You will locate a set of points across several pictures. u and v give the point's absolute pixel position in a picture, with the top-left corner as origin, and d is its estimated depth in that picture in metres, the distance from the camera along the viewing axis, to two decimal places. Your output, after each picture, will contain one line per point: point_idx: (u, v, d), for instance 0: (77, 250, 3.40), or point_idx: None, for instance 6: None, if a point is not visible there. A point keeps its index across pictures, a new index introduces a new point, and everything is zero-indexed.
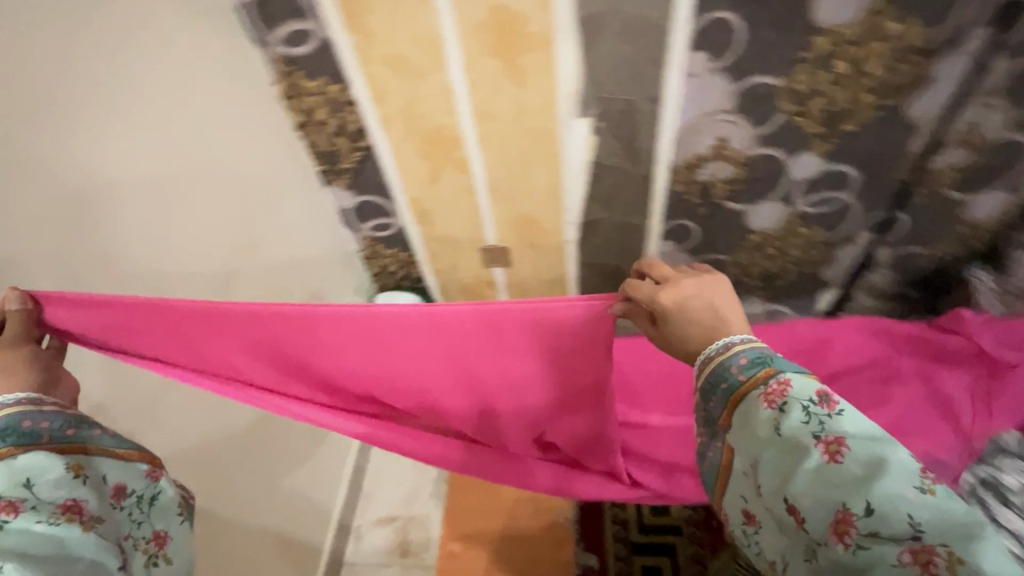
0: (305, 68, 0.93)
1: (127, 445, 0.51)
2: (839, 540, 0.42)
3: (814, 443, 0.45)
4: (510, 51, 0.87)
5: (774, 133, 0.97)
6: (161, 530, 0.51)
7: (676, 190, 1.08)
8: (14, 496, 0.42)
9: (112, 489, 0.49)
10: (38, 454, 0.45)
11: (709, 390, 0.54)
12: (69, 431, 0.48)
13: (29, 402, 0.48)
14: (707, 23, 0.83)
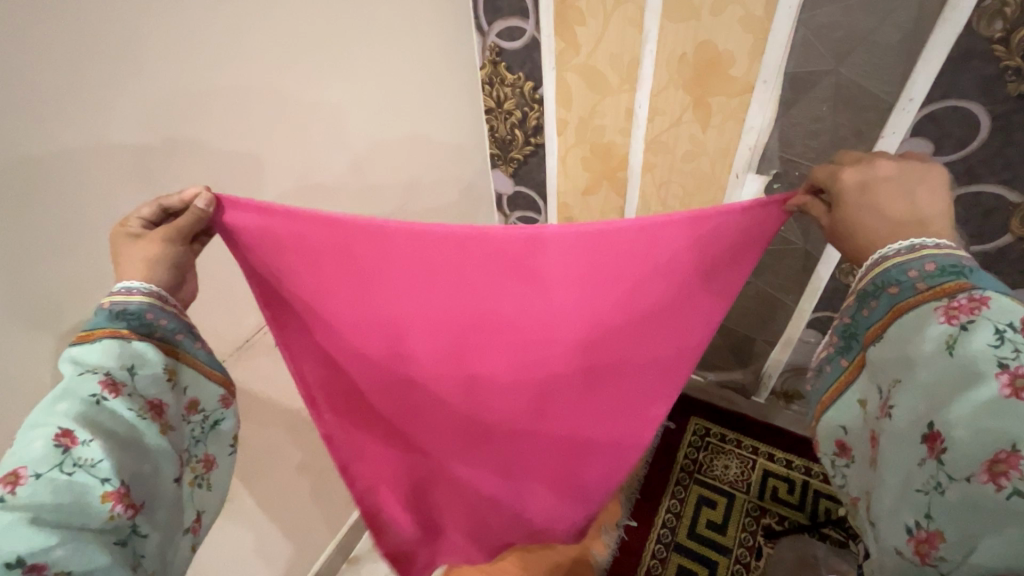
0: (507, 60, 1.02)
1: (217, 366, 0.56)
2: (993, 481, 0.35)
3: (995, 370, 0.37)
4: (703, 88, 0.85)
5: (991, 255, 0.81)
6: (211, 454, 0.54)
7: (842, 274, 0.95)
8: (119, 377, 0.47)
9: (188, 402, 0.53)
10: (145, 345, 0.50)
11: (872, 292, 0.47)
12: (177, 336, 0.53)
13: (156, 294, 0.53)
14: (941, 110, 0.72)
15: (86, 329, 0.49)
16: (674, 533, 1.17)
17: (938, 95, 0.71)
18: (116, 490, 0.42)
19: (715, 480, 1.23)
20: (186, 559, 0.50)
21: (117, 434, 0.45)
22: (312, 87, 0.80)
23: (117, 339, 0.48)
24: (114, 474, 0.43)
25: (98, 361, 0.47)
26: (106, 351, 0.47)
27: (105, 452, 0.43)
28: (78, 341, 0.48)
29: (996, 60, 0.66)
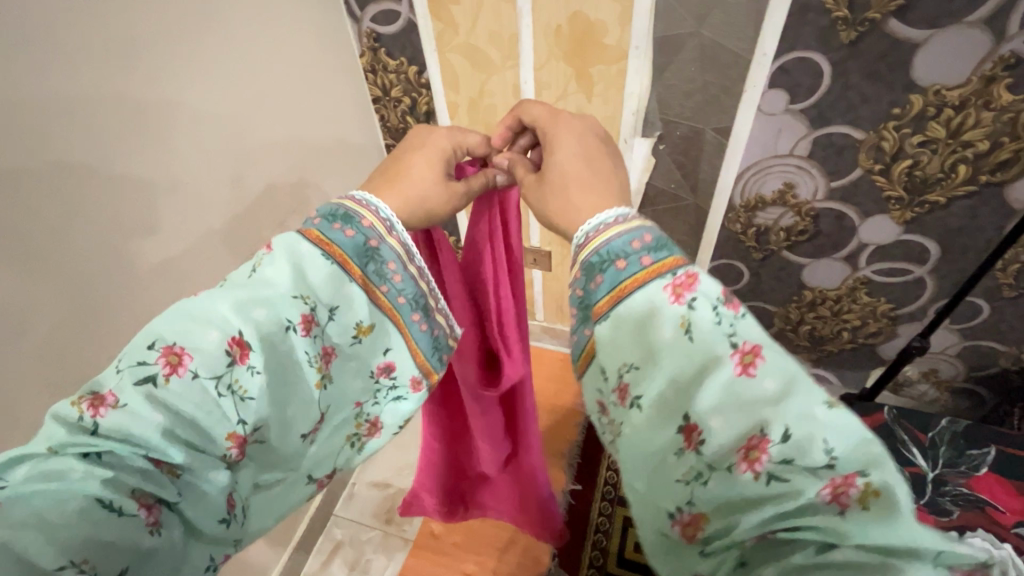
0: (387, 46, 0.99)
1: (424, 344, 0.57)
2: (749, 468, 0.36)
3: (728, 353, 0.39)
4: (583, 59, 0.87)
5: (848, 188, 0.91)
6: (378, 421, 0.55)
7: (727, 223, 1.03)
8: (313, 309, 0.48)
9: (381, 364, 0.54)
10: (354, 286, 0.51)
11: (598, 266, 0.47)
12: (400, 299, 0.55)
13: (404, 245, 0.56)
14: (791, 62, 0.79)
15: (328, 237, 0.50)
16: (617, 487, 1.23)
17: (786, 48, 0.78)
18: (239, 434, 0.43)
19: None
20: (296, 502, 0.50)
21: (281, 365, 0.46)
22: (162, 88, 0.70)
23: (343, 269, 0.50)
24: (249, 418, 0.43)
25: (316, 284, 0.49)
26: (326, 278, 0.49)
27: (258, 393, 0.44)
28: (319, 245, 0.50)
29: (828, 12, 0.73)
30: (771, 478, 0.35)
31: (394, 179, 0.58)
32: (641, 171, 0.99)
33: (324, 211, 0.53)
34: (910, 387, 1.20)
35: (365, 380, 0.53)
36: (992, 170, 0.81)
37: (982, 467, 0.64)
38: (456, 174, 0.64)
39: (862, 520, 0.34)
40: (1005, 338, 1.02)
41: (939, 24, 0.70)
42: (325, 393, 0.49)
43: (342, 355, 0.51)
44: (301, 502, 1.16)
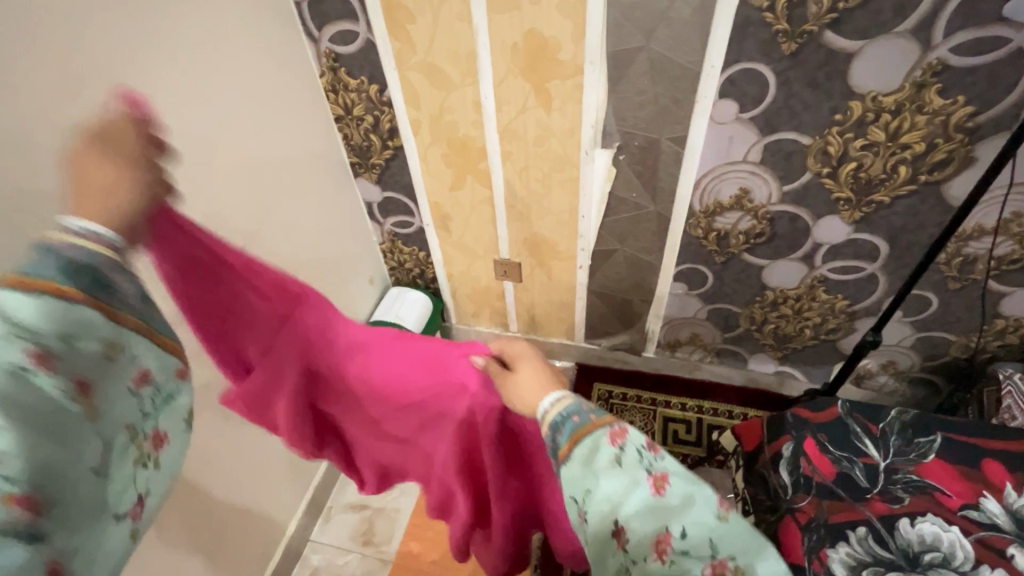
0: (347, 66, 0.99)
1: (164, 347, 0.41)
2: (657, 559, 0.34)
3: (645, 476, 0.37)
4: (540, 74, 0.89)
5: (800, 192, 0.94)
6: (161, 430, 0.41)
7: (689, 227, 1.06)
8: (34, 361, 0.33)
9: (136, 372, 0.39)
10: (77, 309, 0.34)
11: (554, 425, 0.43)
12: (103, 294, 0.36)
13: (117, 248, 0.37)
14: (738, 73, 0.82)
15: (22, 272, 0.33)
16: None
17: (732, 60, 0.81)
18: (22, 493, 0.31)
19: None
20: (118, 553, 0.37)
21: (30, 414, 0.32)
22: None
23: (59, 300, 0.34)
24: (17, 473, 0.31)
25: (32, 321, 0.33)
26: (37, 318, 0.33)
27: (14, 445, 0.31)
28: (6, 285, 0.32)
29: (769, 25, 0.76)
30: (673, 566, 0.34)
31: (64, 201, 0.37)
32: (603, 180, 1.02)
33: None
34: (871, 379, 1.24)
35: (127, 401, 0.38)
36: (930, 170, 0.85)
37: (930, 454, 0.67)
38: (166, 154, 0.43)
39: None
40: (954, 328, 1.07)
41: (871, 35, 0.74)
42: (97, 420, 0.36)
43: (100, 380, 0.36)
44: (276, 529, 1.13)
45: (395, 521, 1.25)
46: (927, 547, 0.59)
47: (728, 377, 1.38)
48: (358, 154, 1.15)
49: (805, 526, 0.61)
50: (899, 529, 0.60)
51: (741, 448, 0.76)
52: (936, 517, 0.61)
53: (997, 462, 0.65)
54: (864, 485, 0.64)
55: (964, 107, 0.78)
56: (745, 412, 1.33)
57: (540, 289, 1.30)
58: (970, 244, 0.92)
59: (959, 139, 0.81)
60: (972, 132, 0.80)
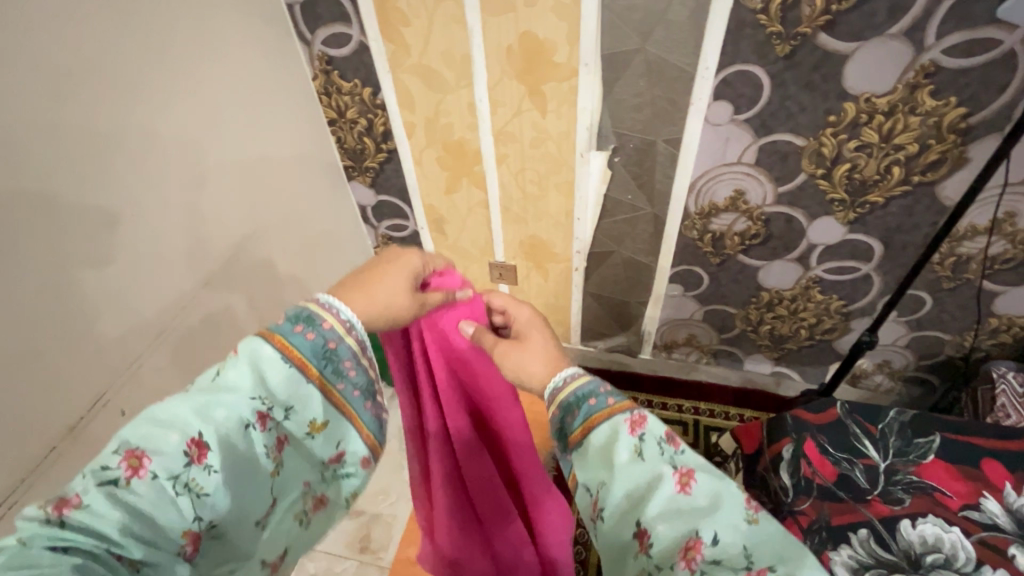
0: (339, 68, 0.98)
1: (375, 429, 0.52)
2: (686, 566, 0.38)
3: (670, 471, 0.42)
4: (535, 76, 0.89)
5: (795, 193, 0.95)
6: (327, 497, 0.50)
7: (684, 229, 1.06)
8: (273, 409, 0.45)
9: (336, 455, 0.50)
10: (310, 387, 0.46)
11: (572, 404, 0.49)
12: (355, 392, 0.50)
13: (359, 342, 0.50)
14: (733, 75, 0.82)
15: (291, 343, 0.46)
16: None
17: (727, 62, 0.81)
18: (195, 529, 0.40)
19: None
20: None
21: (236, 464, 0.42)
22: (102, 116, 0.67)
23: (301, 372, 0.46)
24: (206, 514, 0.40)
25: (273, 388, 0.44)
26: (280, 377, 0.45)
27: (213, 487, 0.40)
28: (278, 348, 0.45)
29: (763, 27, 0.77)
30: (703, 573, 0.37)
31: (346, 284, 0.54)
32: (598, 183, 1.02)
33: (290, 314, 0.47)
34: (867, 378, 1.24)
35: (318, 468, 0.49)
36: (923, 170, 0.86)
37: (929, 454, 0.67)
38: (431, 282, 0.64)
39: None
40: (948, 328, 1.08)
41: (864, 36, 0.75)
42: (279, 477, 0.46)
43: (296, 443, 0.47)
44: None
45: (391, 528, 1.24)
46: (928, 548, 0.58)
47: (725, 378, 1.38)
48: (352, 157, 1.14)
49: (807, 528, 0.61)
50: (900, 530, 0.60)
51: (741, 450, 0.77)
52: (936, 518, 0.61)
53: (996, 462, 0.66)
54: (865, 486, 0.64)
55: (956, 108, 0.78)
56: (742, 414, 1.33)
57: (536, 292, 1.30)
58: (963, 244, 0.93)
59: (952, 140, 0.81)
60: (965, 133, 0.81)
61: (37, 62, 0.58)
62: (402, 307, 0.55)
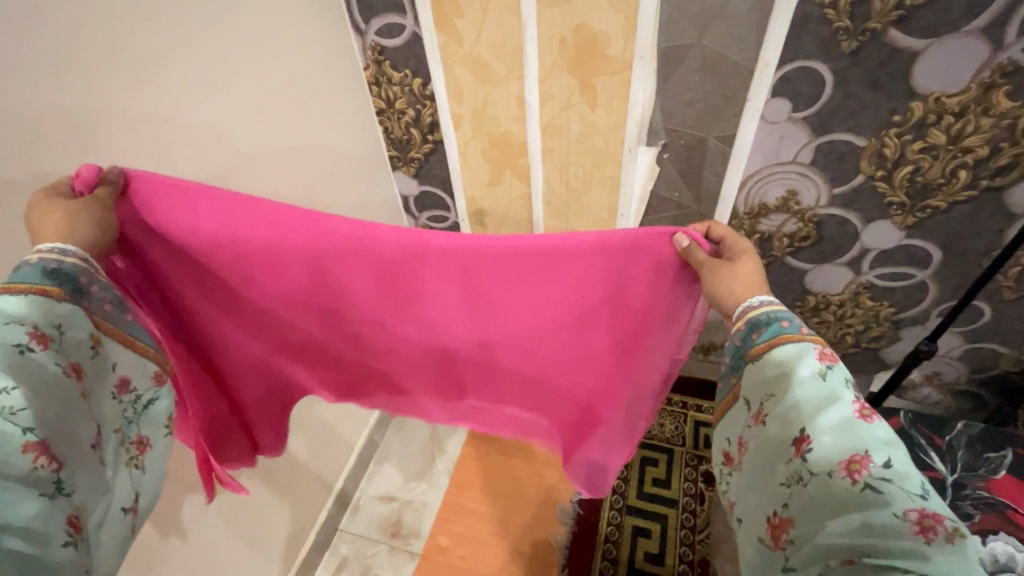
0: (391, 59, 1.00)
1: (149, 340, 0.58)
2: (848, 475, 0.41)
3: (852, 399, 0.45)
4: (587, 70, 0.87)
5: (850, 195, 0.92)
6: (145, 436, 0.56)
7: (730, 229, 1.04)
8: (48, 331, 0.47)
9: (119, 380, 0.54)
10: (71, 307, 0.49)
11: (761, 324, 0.51)
12: (107, 305, 0.53)
13: (85, 259, 0.52)
14: (792, 71, 0.80)
15: (12, 281, 0.47)
16: (626, 497, 1.23)
17: (788, 57, 0.79)
18: (36, 441, 0.43)
19: (654, 439, 1.31)
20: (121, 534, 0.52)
21: (43, 385, 0.45)
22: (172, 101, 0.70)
23: (44, 296, 0.47)
24: (35, 424, 0.43)
25: (24, 313, 0.46)
26: (35, 305, 0.47)
27: (27, 401, 0.43)
28: (4, 291, 0.46)
29: (829, 23, 0.74)
30: (868, 480, 0.41)
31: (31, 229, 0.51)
32: (646, 178, 1.01)
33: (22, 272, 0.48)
34: (914, 390, 1.20)
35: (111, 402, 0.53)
36: (992, 174, 0.82)
37: (1000, 470, 0.66)
38: (76, 188, 0.54)
39: (947, 556, 0.37)
40: (1007, 341, 1.03)
41: (938, 33, 0.72)
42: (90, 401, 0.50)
43: (88, 372, 0.50)
44: (305, 515, 1.15)
45: (421, 514, 1.26)
46: (1000, 567, 0.59)
47: None
48: (397, 148, 1.15)
49: None
50: None
51: None
52: (1008, 537, 0.61)
53: None
54: None
55: None
56: None
57: None
58: None
59: None
60: None
61: (98, 47, 0.60)
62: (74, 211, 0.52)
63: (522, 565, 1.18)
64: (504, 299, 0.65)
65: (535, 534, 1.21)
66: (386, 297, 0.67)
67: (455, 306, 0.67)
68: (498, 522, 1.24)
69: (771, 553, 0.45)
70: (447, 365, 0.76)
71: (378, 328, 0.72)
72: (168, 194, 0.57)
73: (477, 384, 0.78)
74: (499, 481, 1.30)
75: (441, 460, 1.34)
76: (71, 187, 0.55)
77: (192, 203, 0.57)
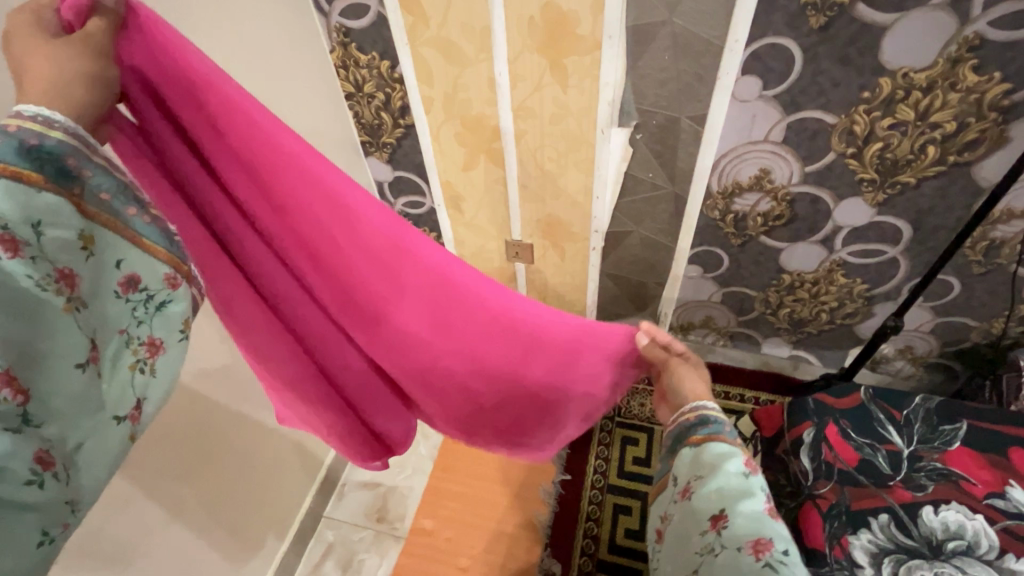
0: (357, 41, 0.97)
1: (160, 237, 0.41)
2: (754, 552, 0.45)
3: (765, 493, 0.49)
4: (557, 49, 0.86)
5: (822, 172, 0.92)
6: (156, 338, 0.41)
7: (705, 208, 1.03)
8: (22, 235, 0.33)
9: (124, 278, 0.39)
10: (56, 198, 0.35)
11: (704, 421, 0.55)
12: (107, 194, 0.38)
13: (78, 136, 0.36)
14: (762, 49, 0.79)
15: None
16: (607, 476, 1.25)
17: (758, 34, 0.78)
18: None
19: (634, 419, 1.32)
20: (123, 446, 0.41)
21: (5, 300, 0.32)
22: None
23: (19, 182, 0.33)
24: None
25: None
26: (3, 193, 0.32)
27: None
28: None
29: None
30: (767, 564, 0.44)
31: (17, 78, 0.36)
32: (620, 159, 1.01)
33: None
34: (887, 364, 1.23)
35: (115, 303, 0.39)
36: (960, 149, 0.82)
37: (954, 441, 0.69)
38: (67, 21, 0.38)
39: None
40: (975, 314, 1.05)
41: (905, 7, 0.71)
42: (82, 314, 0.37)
43: (80, 275, 0.37)
44: (289, 504, 1.15)
45: (406, 499, 1.27)
46: (951, 535, 0.61)
47: (740, 363, 1.37)
48: (369, 133, 1.14)
49: (827, 513, 0.63)
50: (922, 516, 0.62)
51: (760, 433, 0.76)
52: (960, 505, 0.63)
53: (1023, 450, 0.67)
54: (888, 472, 0.66)
55: (1000, 85, 0.75)
56: (757, 396, 1.31)
57: (552, 271, 1.28)
58: (997, 228, 0.90)
59: (992, 119, 0.78)
60: (1007, 111, 0.77)
61: None
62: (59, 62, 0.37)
63: (508, 546, 1.20)
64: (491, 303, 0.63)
65: (519, 515, 1.23)
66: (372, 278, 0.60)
67: (436, 304, 0.63)
68: (482, 505, 1.26)
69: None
70: (401, 357, 0.70)
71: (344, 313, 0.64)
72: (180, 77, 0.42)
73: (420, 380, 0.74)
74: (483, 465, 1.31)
75: (424, 445, 1.35)
76: (57, 13, 0.39)
77: (221, 102, 0.44)
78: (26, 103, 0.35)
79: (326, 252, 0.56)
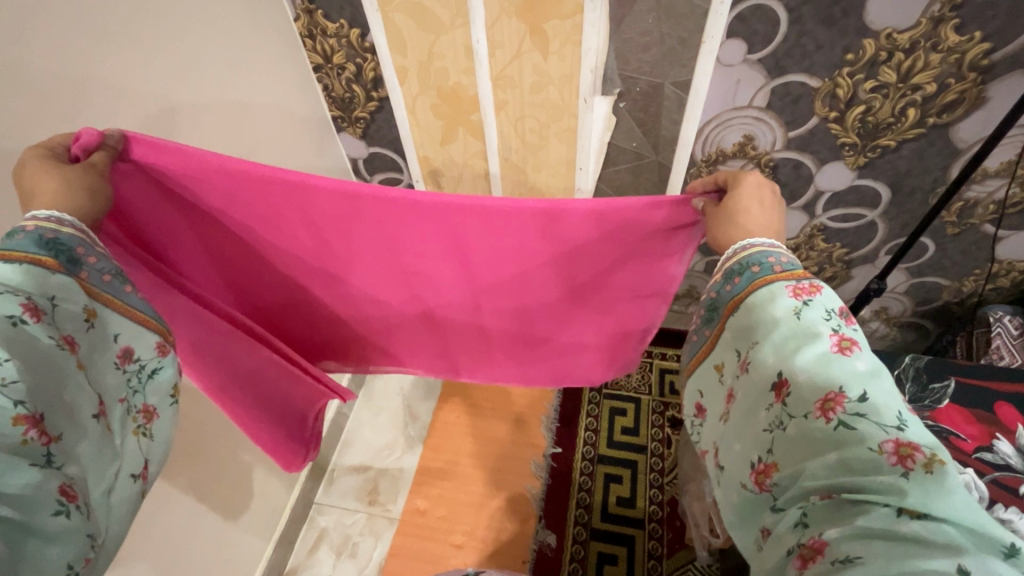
0: (322, 9, 0.91)
1: (149, 311, 0.55)
2: (823, 416, 0.42)
3: (829, 333, 0.45)
4: (537, 15, 0.81)
5: (805, 137, 0.92)
6: (151, 405, 0.53)
7: (689, 175, 1.04)
8: (42, 304, 0.45)
9: (121, 351, 0.51)
10: (67, 280, 0.47)
11: (737, 271, 0.54)
12: (106, 277, 0.52)
13: (80, 232, 0.51)
14: (748, 9, 0.77)
15: (6, 249, 0.45)
16: (597, 447, 1.27)
17: None
18: (29, 413, 0.40)
19: (622, 390, 1.35)
20: (129, 503, 0.49)
21: (39, 356, 0.42)
22: (71, 58, 0.61)
23: (39, 266, 0.46)
24: (27, 398, 0.40)
25: (18, 284, 0.44)
26: (30, 278, 0.45)
27: (19, 374, 0.40)
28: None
29: None
30: (841, 419, 0.41)
31: (25, 197, 0.50)
32: (603, 130, 0.98)
33: (27, 235, 0.47)
34: (863, 325, 1.26)
35: (115, 374, 0.50)
36: (939, 111, 0.83)
37: (944, 398, 0.75)
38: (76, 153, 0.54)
39: (925, 485, 0.37)
40: (949, 274, 1.08)
41: None
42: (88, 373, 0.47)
43: (84, 344, 0.48)
44: (279, 493, 1.13)
45: (397, 481, 1.27)
46: None
47: None
48: (340, 108, 1.08)
49: None
50: None
51: None
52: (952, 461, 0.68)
53: (1008, 405, 0.73)
54: None
55: (980, 44, 0.75)
56: None
57: None
58: (972, 188, 0.91)
59: (971, 79, 0.78)
60: (985, 71, 0.77)
61: None
62: (64, 178, 0.51)
63: (502, 520, 1.21)
64: (476, 280, 0.77)
65: (511, 489, 1.24)
66: (362, 269, 0.76)
67: (422, 285, 0.79)
68: (474, 482, 1.26)
69: (756, 498, 0.47)
70: (403, 328, 0.89)
71: (346, 297, 0.81)
72: (168, 161, 0.59)
73: (422, 344, 0.93)
74: (476, 442, 1.31)
75: (414, 426, 1.34)
76: (65, 148, 0.54)
77: (199, 169, 0.59)
78: (44, 207, 0.50)
79: (314, 255, 0.73)
